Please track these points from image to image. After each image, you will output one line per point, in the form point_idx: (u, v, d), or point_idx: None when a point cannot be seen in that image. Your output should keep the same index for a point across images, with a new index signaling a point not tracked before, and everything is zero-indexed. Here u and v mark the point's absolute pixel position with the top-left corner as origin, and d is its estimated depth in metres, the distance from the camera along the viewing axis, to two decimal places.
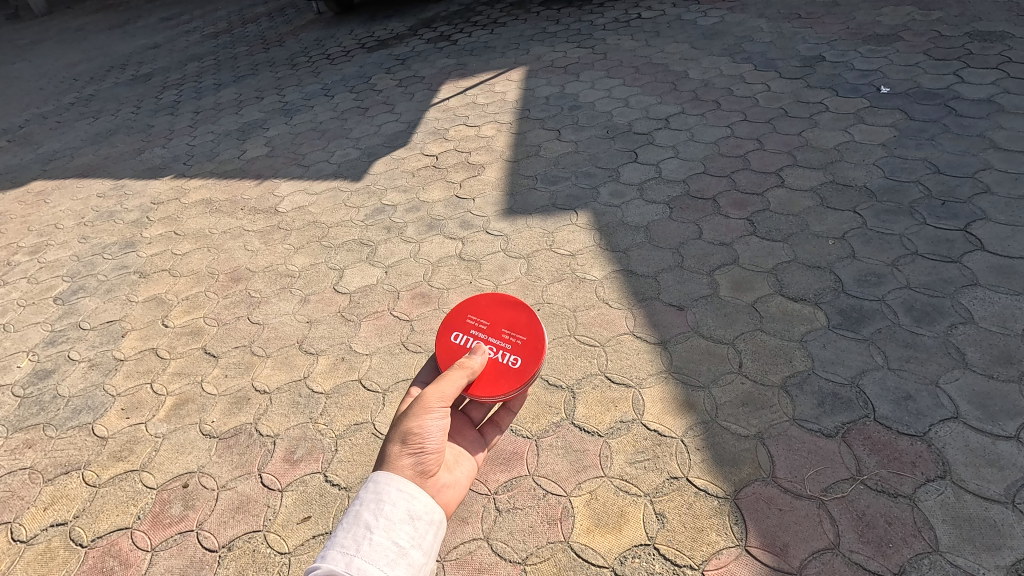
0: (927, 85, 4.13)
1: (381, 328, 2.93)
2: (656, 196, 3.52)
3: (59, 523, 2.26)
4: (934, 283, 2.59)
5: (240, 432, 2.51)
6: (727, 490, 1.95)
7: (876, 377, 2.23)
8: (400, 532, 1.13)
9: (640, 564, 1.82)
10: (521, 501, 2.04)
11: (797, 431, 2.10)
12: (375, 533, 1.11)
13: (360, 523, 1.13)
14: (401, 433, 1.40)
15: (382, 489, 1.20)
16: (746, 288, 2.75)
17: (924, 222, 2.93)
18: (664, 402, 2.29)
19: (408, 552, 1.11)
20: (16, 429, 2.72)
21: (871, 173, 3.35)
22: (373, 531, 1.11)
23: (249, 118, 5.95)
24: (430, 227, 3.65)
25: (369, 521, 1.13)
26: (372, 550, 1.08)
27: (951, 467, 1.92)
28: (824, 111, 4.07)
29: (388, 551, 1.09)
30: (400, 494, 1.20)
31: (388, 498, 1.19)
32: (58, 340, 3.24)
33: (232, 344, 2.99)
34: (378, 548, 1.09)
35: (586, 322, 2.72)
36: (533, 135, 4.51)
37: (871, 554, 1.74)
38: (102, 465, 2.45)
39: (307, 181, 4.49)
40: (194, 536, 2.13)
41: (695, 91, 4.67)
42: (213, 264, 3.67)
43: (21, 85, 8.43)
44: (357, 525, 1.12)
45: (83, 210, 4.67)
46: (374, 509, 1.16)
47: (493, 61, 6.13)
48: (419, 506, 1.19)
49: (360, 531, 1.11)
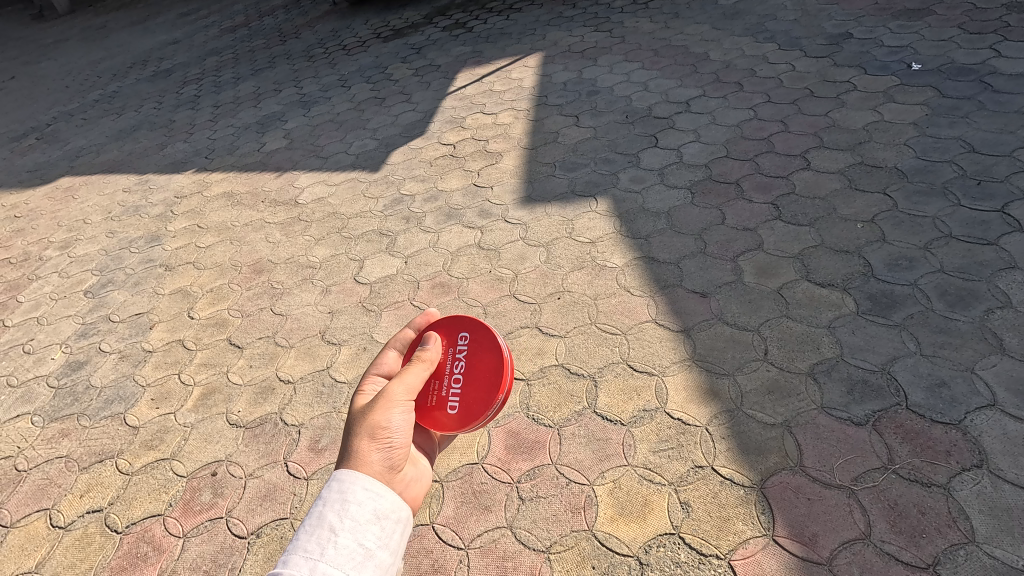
0: (961, 61, 3.97)
1: (401, 318, 2.94)
2: (678, 181, 3.46)
3: (95, 510, 2.33)
4: (968, 267, 2.51)
5: (265, 421, 2.55)
6: (753, 479, 1.92)
7: (908, 364, 2.17)
8: (366, 533, 0.97)
9: (665, 553, 1.81)
10: (544, 490, 2.04)
11: (826, 419, 2.06)
12: (340, 535, 0.95)
13: (324, 524, 0.96)
14: (364, 425, 1.20)
15: (347, 486, 1.03)
16: (772, 274, 2.69)
17: (958, 204, 2.83)
18: (688, 391, 2.26)
19: (375, 555, 0.96)
20: (52, 419, 2.80)
21: (902, 154, 3.24)
22: (339, 533, 0.95)
23: (268, 111, 5.99)
24: (449, 216, 3.64)
25: (334, 522, 0.96)
26: (337, 556, 0.92)
27: (988, 457, 1.86)
28: (852, 90, 3.94)
29: (354, 554, 0.93)
30: (368, 491, 1.03)
31: (354, 496, 1.02)
32: (89, 332, 3.32)
33: (256, 335, 3.03)
34: (343, 553, 0.93)
35: (607, 311, 2.69)
36: (551, 122, 4.45)
37: (903, 545, 1.70)
38: (134, 454, 2.52)
39: (326, 173, 4.51)
40: (224, 523, 2.18)
41: (716, 73, 4.56)
42: (237, 257, 3.72)
43: (47, 83, 8.60)
44: (320, 525, 0.95)
45: (109, 205, 4.77)
46: (339, 509, 0.99)
47: (509, 48, 6.06)
48: (387, 504, 1.03)
49: (324, 533, 0.94)
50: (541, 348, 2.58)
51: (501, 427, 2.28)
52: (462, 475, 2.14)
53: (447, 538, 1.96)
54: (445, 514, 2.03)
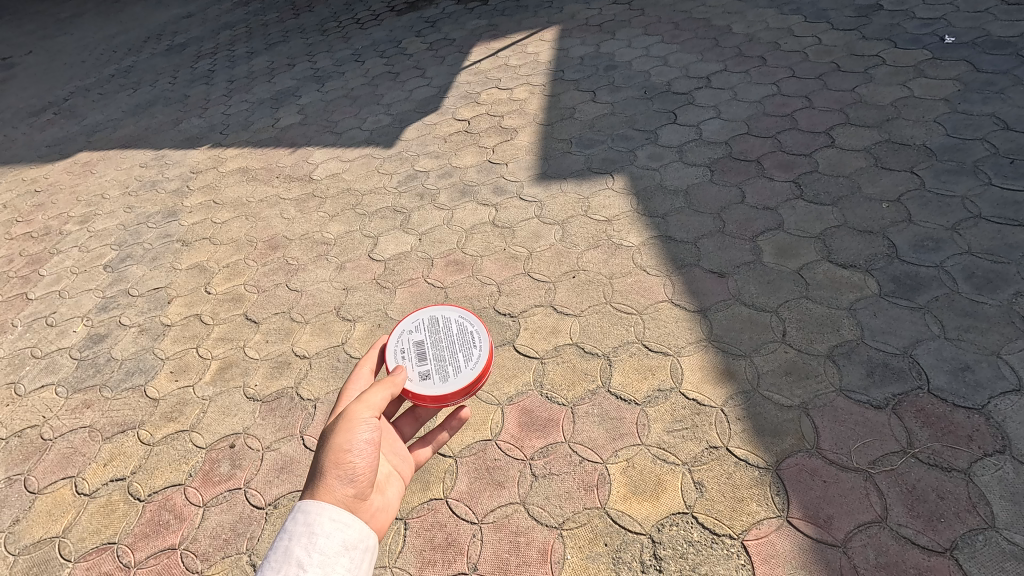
0: (998, 34, 3.80)
1: (415, 296, 2.94)
2: (696, 159, 3.39)
3: (118, 478, 2.38)
4: (998, 248, 2.44)
5: (282, 395, 2.58)
6: (768, 461, 1.91)
7: (931, 347, 2.13)
8: (333, 566, 1.07)
9: (679, 532, 1.81)
10: (557, 467, 2.05)
11: (844, 402, 2.03)
12: (310, 571, 1.04)
13: (293, 560, 1.05)
14: (330, 453, 1.27)
15: (314, 521, 1.12)
16: (793, 255, 2.63)
17: (989, 183, 2.74)
18: (703, 371, 2.24)
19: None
20: (75, 389, 2.86)
21: (931, 131, 3.13)
22: (308, 569, 1.04)
23: (282, 86, 5.95)
24: (463, 193, 3.61)
25: (303, 556, 1.06)
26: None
27: (1011, 442, 1.82)
28: (880, 64, 3.80)
29: None
30: (334, 526, 1.13)
31: (321, 529, 1.11)
32: (110, 306, 3.37)
33: (272, 311, 3.05)
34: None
35: (622, 290, 2.67)
36: (567, 97, 4.37)
37: (920, 529, 1.68)
38: (155, 425, 2.57)
39: (340, 149, 4.48)
40: (242, 494, 2.22)
41: (739, 47, 4.43)
42: (252, 232, 3.73)
43: (63, 58, 8.61)
44: (290, 562, 1.04)
45: (126, 180, 4.80)
46: (306, 543, 1.08)
47: (525, 22, 5.94)
48: (352, 537, 1.13)
49: (294, 568, 1.03)
50: (555, 327, 2.56)
51: (515, 404, 2.28)
52: (475, 452, 2.15)
53: (460, 513, 1.99)
54: (459, 489, 2.05)
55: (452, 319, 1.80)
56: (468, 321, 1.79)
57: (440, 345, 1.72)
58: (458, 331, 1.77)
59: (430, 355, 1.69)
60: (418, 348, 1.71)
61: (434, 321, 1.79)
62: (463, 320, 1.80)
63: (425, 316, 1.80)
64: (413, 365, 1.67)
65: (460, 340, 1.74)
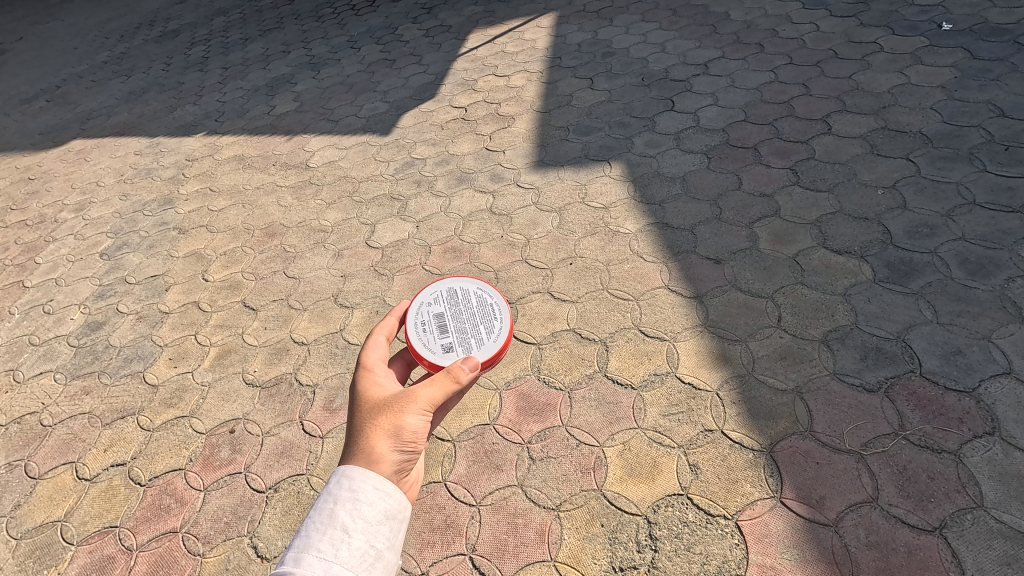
0: (995, 21, 3.80)
1: (413, 283, 2.95)
2: (694, 145, 3.39)
3: (118, 463, 2.40)
4: (991, 234, 2.46)
5: (281, 381, 2.60)
6: (763, 443, 1.94)
7: (924, 331, 2.16)
8: (377, 534, 0.95)
9: (674, 513, 1.84)
10: (555, 451, 2.07)
11: (838, 385, 2.06)
12: (353, 537, 0.93)
13: (336, 524, 0.94)
14: (387, 426, 1.15)
15: (358, 486, 1.00)
16: (789, 241, 2.65)
17: (984, 169, 2.76)
18: (700, 356, 2.26)
19: (384, 557, 0.95)
20: (74, 376, 2.87)
21: (927, 118, 3.14)
22: (351, 535, 0.93)
23: (277, 73, 5.90)
24: (460, 180, 3.61)
25: (346, 521, 0.95)
26: (350, 558, 0.91)
27: (1000, 424, 1.85)
28: (879, 51, 3.79)
29: (365, 556, 0.92)
30: (380, 492, 1.01)
31: (365, 495, 0.99)
32: (107, 294, 3.37)
33: (270, 298, 3.06)
34: (357, 554, 0.91)
35: (619, 276, 2.68)
36: (564, 84, 4.35)
37: (910, 508, 1.71)
38: (154, 411, 2.58)
39: (337, 136, 4.46)
40: (242, 478, 2.24)
41: (737, 34, 4.41)
42: (249, 220, 3.73)
43: (55, 44, 8.51)
44: (333, 526, 0.93)
45: (121, 167, 4.78)
46: (351, 508, 0.97)
47: (523, 8, 5.90)
48: (394, 507, 1.01)
49: (337, 533, 0.92)
50: (553, 313, 2.58)
51: (513, 389, 2.30)
52: (473, 436, 2.17)
53: (459, 495, 2.01)
54: (458, 472, 2.07)
55: (471, 292, 1.69)
56: (488, 293, 1.69)
57: (460, 318, 1.61)
58: (477, 303, 1.67)
59: (451, 329, 1.59)
60: (438, 323, 1.60)
61: (454, 293, 1.68)
62: (482, 293, 1.69)
63: (443, 287, 1.69)
64: (434, 339, 1.56)
65: (481, 312, 1.64)
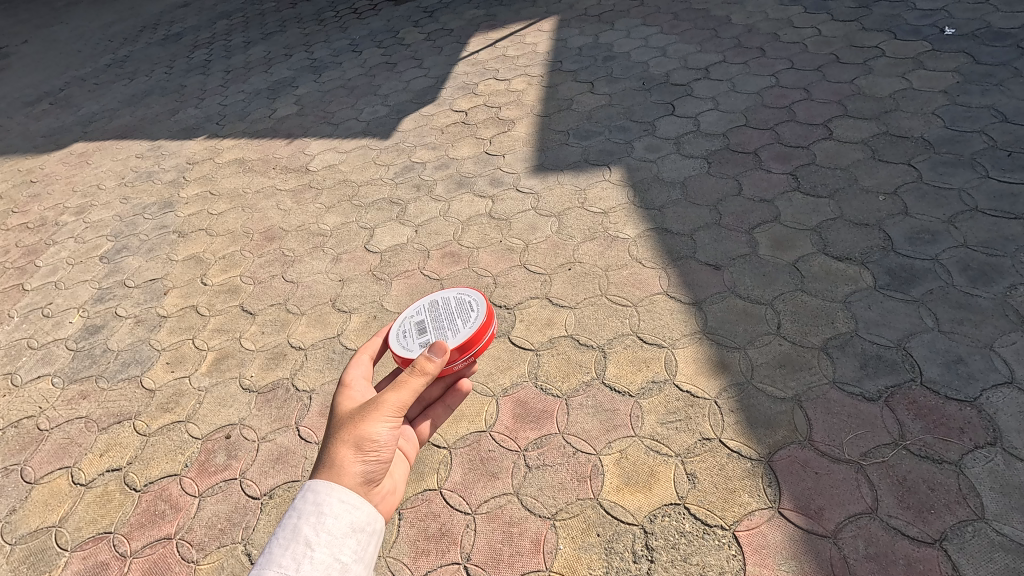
0: (998, 25, 3.78)
1: (411, 287, 2.94)
2: (694, 150, 3.37)
3: (114, 468, 2.39)
4: (993, 241, 2.43)
5: (277, 386, 2.59)
6: (761, 452, 1.92)
7: (925, 339, 2.13)
8: (342, 547, 0.99)
9: (670, 523, 1.82)
10: (551, 459, 2.06)
11: (838, 393, 2.03)
12: (317, 550, 0.97)
13: (300, 538, 0.97)
14: (351, 435, 1.18)
15: (323, 501, 1.03)
16: (788, 247, 2.63)
17: (986, 175, 2.74)
18: (698, 363, 2.24)
19: (350, 569, 0.99)
20: (72, 380, 2.87)
21: (929, 123, 3.12)
22: (315, 549, 0.97)
23: (279, 76, 5.92)
24: (460, 185, 3.60)
25: (310, 536, 0.98)
26: (313, 571, 0.94)
27: (1002, 434, 1.83)
28: (880, 55, 3.78)
29: (330, 568, 0.96)
30: (346, 506, 1.04)
31: (329, 509, 1.03)
32: (106, 297, 3.37)
33: (268, 302, 3.05)
34: (320, 567, 0.95)
35: (618, 282, 2.67)
36: (565, 88, 4.34)
37: (910, 520, 1.69)
38: (151, 416, 2.58)
39: (337, 140, 4.46)
40: (237, 484, 2.23)
41: (738, 38, 4.40)
42: (249, 224, 3.73)
43: (59, 47, 8.55)
44: (297, 541, 0.96)
45: (123, 170, 4.79)
46: (315, 522, 1.00)
47: (524, 12, 5.90)
48: (359, 520, 1.05)
49: (301, 547, 0.96)
50: (550, 319, 2.56)
51: (510, 396, 2.29)
52: (469, 443, 2.16)
53: (454, 503, 2.00)
54: (453, 480, 2.06)
55: (450, 297, 1.71)
56: (467, 293, 1.71)
57: (438, 318, 1.63)
58: (455, 303, 1.68)
59: (429, 328, 1.61)
60: (417, 327, 1.62)
61: (435, 301, 1.71)
62: (461, 295, 1.71)
63: (425, 299, 1.72)
64: (414, 340, 1.58)
65: (458, 310, 1.65)
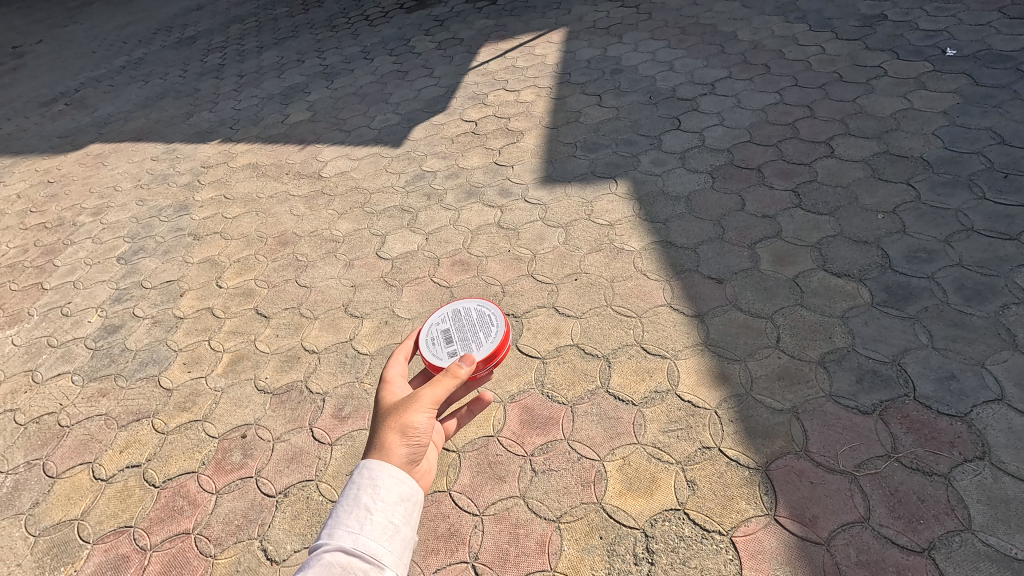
0: (999, 47, 3.87)
1: (422, 294, 3.02)
2: (699, 165, 3.46)
3: (133, 465, 2.48)
4: (988, 261, 2.51)
5: (291, 388, 2.68)
6: (759, 462, 2.00)
7: (919, 356, 2.21)
8: (396, 512, 1.05)
9: (670, 527, 1.89)
10: (556, 464, 2.13)
11: (834, 406, 2.11)
12: (375, 513, 1.03)
13: (360, 504, 1.04)
14: (396, 422, 1.21)
15: (377, 474, 1.09)
16: (789, 262, 2.71)
17: (983, 197, 2.81)
18: (699, 374, 2.32)
19: (404, 532, 1.04)
20: (91, 378, 2.96)
21: (929, 143, 3.20)
22: (373, 512, 1.03)
23: (291, 81, 6.02)
24: (470, 194, 3.69)
25: (368, 502, 1.04)
26: (373, 530, 1.00)
27: (991, 449, 1.90)
28: (883, 75, 3.86)
29: (387, 529, 1.02)
30: (399, 478, 1.10)
31: (383, 481, 1.09)
32: (124, 298, 3.46)
33: (282, 306, 3.14)
34: (379, 527, 1.01)
35: (622, 293, 2.75)
36: (573, 100, 4.44)
37: (900, 529, 1.77)
38: (169, 415, 2.67)
39: (349, 147, 4.56)
40: (253, 482, 2.32)
41: (743, 54, 4.49)
42: (263, 228, 3.82)
43: (75, 47, 8.69)
44: (357, 504, 1.03)
45: (138, 172, 4.89)
46: (372, 490, 1.06)
47: (534, 23, 6.01)
48: (410, 493, 1.10)
49: (362, 511, 1.02)
50: (557, 328, 2.65)
51: (517, 402, 2.37)
52: (478, 447, 2.24)
53: (463, 504, 2.08)
54: (462, 482, 2.14)
55: (472, 308, 1.79)
56: (487, 307, 1.79)
57: (463, 328, 1.72)
58: (477, 316, 1.77)
59: (455, 338, 1.69)
60: (443, 335, 1.70)
61: (457, 311, 1.78)
62: (482, 308, 1.80)
63: (448, 309, 1.79)
64: (443, 348, 1.66)
65: (480, 322, 1.74)
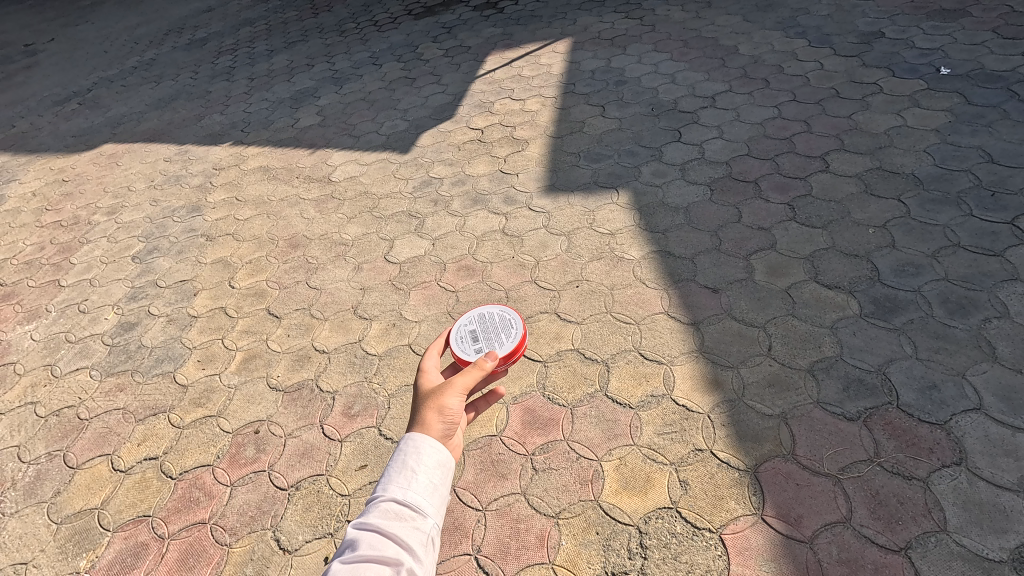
0: (991, 67, 3.99)
1: (429, 298, 3.14)
2: (698, 177, 3.57)
3: (151, 457, 2.59)
4: (972, 276, 2.62)
5: (302, 386, 2.79)
6: (748, 464, 2.11)
7: (903, 366, 2.32)
8: (436, 474, 1.17)
9: (663, 524, 2.00)
10: (556, 463, 2.24)
11: (821, 413, 2.22)
12: (419, 473, 1.16)
13: (406, 465, 1.17)
14: (432, 404, 1.29)
15: (419, 442, 1.21)
16: (782, 274, 2.82)
17: (970, 214, 2.92)
18: (694, 379, 2.43)
19: (443, 489, 1.17)
20: (109, 373, 3.07)
21: (920, 160, 3.32)
22: (417, 472, 1.16)
23: (301, 86, 6.15)
24: (475, 201, 3.81)
25: (412, 464, 1.17)
26: (418, 487, 1.14)
27: (967, 455, 2.01)
28: (878, 92, 3.98)
29: (430, 486, 1.15)
30: (439, 446, 1.22)
31: (424, 448, 1.20)
32: (139, 296, 3.58)
33: (293, 307, 3.25)
34: (423, 484, 1.15)
35: (622, 300, 2.86)
36: (578, 111, 4.56)
37: (880, 529, 1.87)
38: (185, 410, 2.78)
39: (358, 152, 4.68)
40: (266, 475, 2.43)
41: (744, 68, 4.61)
42: (274, 230, 3.94)
43: (87, 47, 8.82)
44: (404, 466, 1.17)
45: (152, 173, 5.01)
46: (415, 455, 1.19)
47: (540, 32, 6.14)
48: (450, 459, 1.22)
49: (408, 472, 1.16)
50: (558, 333, 2.76)
51: (519, 404, 2.48)
52: (481, 445, 2.35)
53: (467, 500, 2.18)
54: (466, 478, 2.25)
55: (495, 313, 1.91)
56: (508, 313, 1.91)
57: (488, 329, 1.83)
58: (499, 320, 1.88)
59: (481, 337, 1.80)
60: (470, 334, 1.82)
61: (482, 315, 1.89)
62: (504, 314, 1.91)
63: (473, 313, 1.91)
64: (470, 346, 1.78)
65: (501, 325, 1.86)
